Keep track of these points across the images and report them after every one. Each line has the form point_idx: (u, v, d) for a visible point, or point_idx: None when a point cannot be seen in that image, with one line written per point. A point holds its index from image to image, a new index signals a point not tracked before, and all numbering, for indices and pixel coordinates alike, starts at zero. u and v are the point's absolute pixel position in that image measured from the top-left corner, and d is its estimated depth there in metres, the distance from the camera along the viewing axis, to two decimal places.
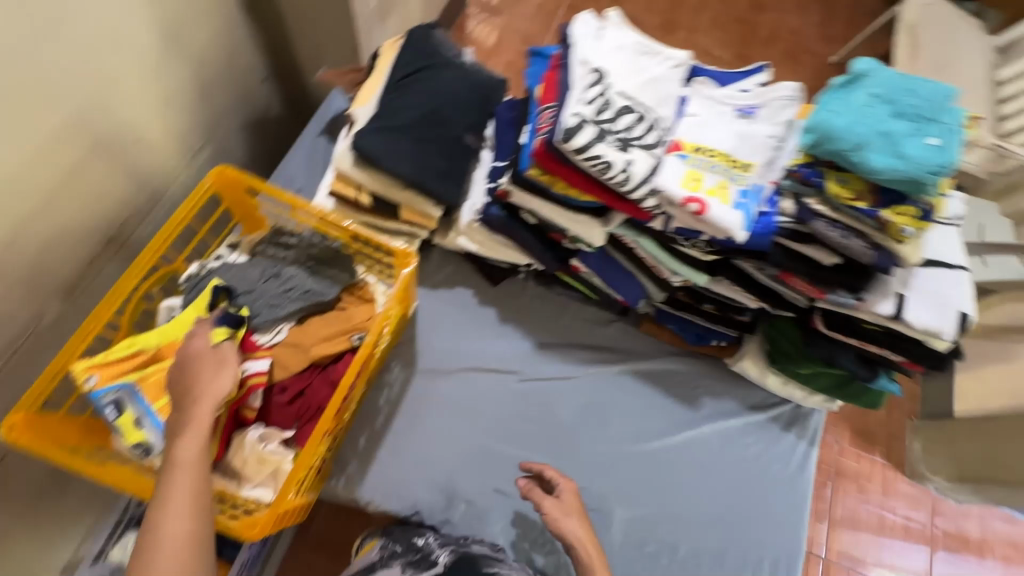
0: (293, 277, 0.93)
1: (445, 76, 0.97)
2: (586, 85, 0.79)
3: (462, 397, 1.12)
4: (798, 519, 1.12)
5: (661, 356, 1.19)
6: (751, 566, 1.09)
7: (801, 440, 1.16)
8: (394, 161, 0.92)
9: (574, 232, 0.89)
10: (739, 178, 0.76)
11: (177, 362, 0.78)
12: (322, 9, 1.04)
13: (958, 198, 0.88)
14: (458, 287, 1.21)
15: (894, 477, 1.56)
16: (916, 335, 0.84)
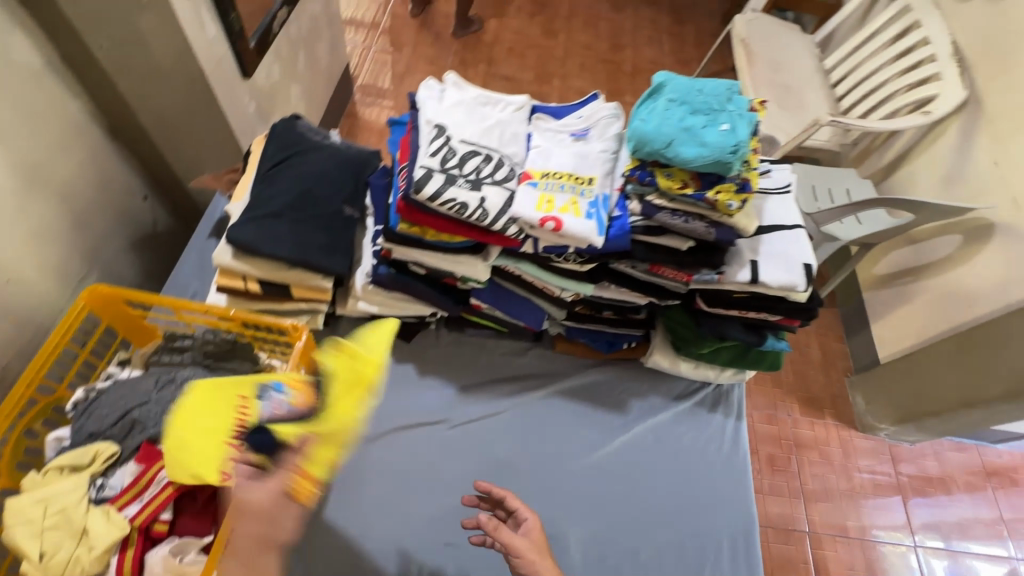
0: (188, 377, 0.93)
1: (313, 159, 1.11)
2: (432, 142, 0.94)
3: (393, 456, 1.10)
4: (743, 495, 1.16)
5: (579, 377, 1.25)
6: (712, 555, 1.10)
7: (729, 417, 1.24)
8: (269, 238, 1.01)
9: (461, 271, 1.02)
10: (587, 192, 0.93)
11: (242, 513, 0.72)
12: (195, 113, 1.19)
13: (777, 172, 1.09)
14: None
15: (851, 435, 1.90)
16: (776, 292, 0.98)
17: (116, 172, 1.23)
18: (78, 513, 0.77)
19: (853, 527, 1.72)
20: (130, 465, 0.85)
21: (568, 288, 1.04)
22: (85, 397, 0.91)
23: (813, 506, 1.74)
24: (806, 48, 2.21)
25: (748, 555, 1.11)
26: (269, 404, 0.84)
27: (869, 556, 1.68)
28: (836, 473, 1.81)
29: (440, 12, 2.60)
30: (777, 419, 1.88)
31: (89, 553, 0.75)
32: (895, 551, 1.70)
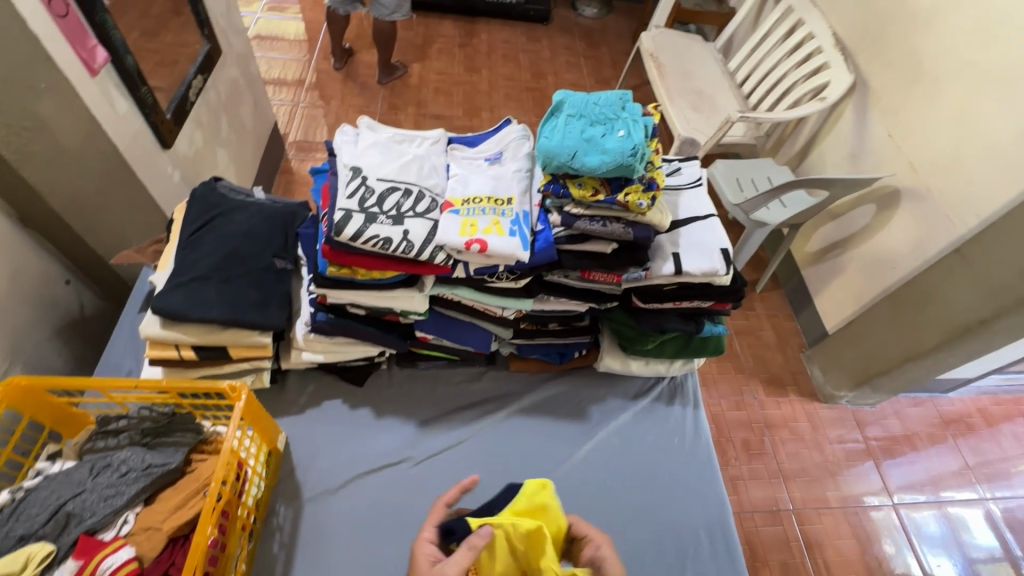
0: (125, 459, 0.88)
1: (237, 218, 1.11)
2: (350, 184, 0.97)
3: (361, 504, 1.08)
4: (712, 481, 1.19)
5: (537, 393, 1.26)
6: (692, 546, 1.11)
7: (687, 407, 1.28)
8: (198, 301, 0.99)
9: (400, 305, 1.03)
10: (507, 212, 0.97)
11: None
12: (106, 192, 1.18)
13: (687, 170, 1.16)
14: (326, 402, 1.19)
15: (815, 408, 1.97)
16: (701, 280, 1.03)
17: (30, 259, 1.19)
18: None
19: (834, 498, 1.77)
20: (68, 563, 0.79)
21: (508, 306, 1.07)
22: (12, 499, 0.85)
23: (792, 483, 1.77)
24: (709, 55, 2.37)
25: (726, 542, 1.12)
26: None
27: (853, 523, 1.72)
28: (809, 447, 1.86)
29: (363, 62, 2.66)
30: (745, 404, 1.93)
31: None
32: (877, 514, 1.75)
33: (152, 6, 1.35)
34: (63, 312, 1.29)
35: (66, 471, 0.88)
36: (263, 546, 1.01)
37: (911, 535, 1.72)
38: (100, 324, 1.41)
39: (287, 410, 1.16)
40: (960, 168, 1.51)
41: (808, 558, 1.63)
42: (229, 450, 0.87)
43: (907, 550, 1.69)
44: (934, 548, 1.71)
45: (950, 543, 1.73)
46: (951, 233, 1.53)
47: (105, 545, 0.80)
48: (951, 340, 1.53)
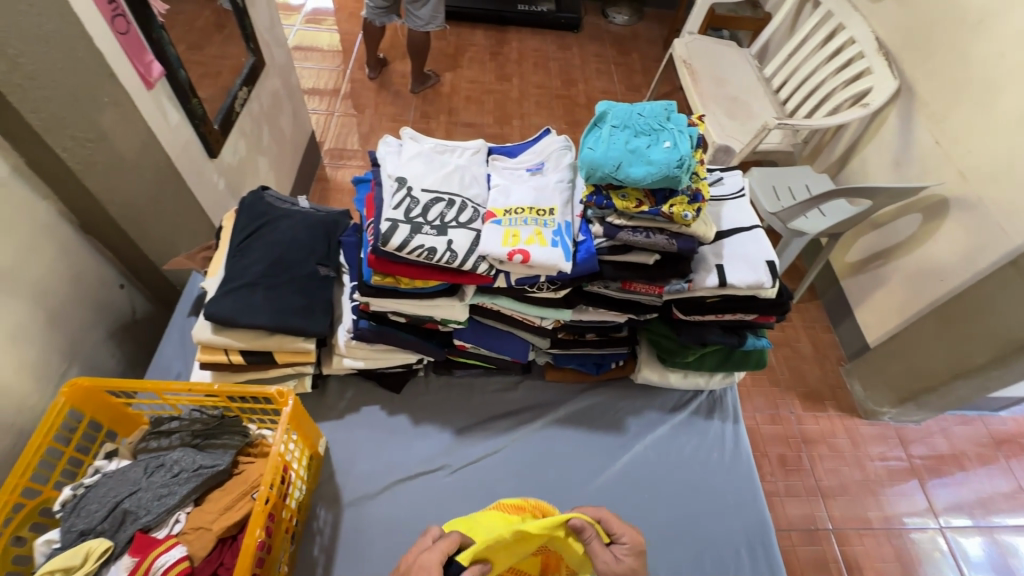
0: (178, 459, 0.92)
1: (283, 226, 1.14)
2: (395, 195, 0.98)
3: (397, 509, 1.09)
4: (752, 497, 1.16)
5: (572, 403, 1.25)
6: (732, 563, 1.08)
7: (726, 421, 1.25)
8: (246, 307, 1.02)
9: (440, 314, 1.04)
10: (549, 222, 0.97)
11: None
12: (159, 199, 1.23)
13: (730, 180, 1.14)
14: (364, 408, 1.21)
15: (856, 423, 1.90)
16: (745, 292, 1.01)
17: (89, 264, 1.25)
18: None
19: (876, 518, 1.70)
20: (125, 559, 0.82)
21: (547, 316, 1.06)
22: (74, 495, 0.88)
23: (831, 502, 1.71)
24: (744, 62, 2.33)
25: (768, 561, 1.09)
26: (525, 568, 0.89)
27: (897, 545, 1.65)
28: (849, 464, 1.80)
29: (397, 71, 2.72)
30: (782, 419, 1.88)
31: None
32: (923, 537, 1.67)
33: (198, 19, 1.39)
34: (117, 315, 1.34)
35: (123, 469, 0.91)
36: (304, 549, 1.03)
37: (959, 560, 1.64)
38: (150, 327, 1.47)
39: (326, 414, 1.18)
40: (1015, 175, 1.45)
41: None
42: (276, 453, 0.90)
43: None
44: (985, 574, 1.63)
45: (1003, 570, 1.64)
46: (1007, 244, 1.46)
47: (160, 542, 0.83)
48: (1005, 356, 1.46)
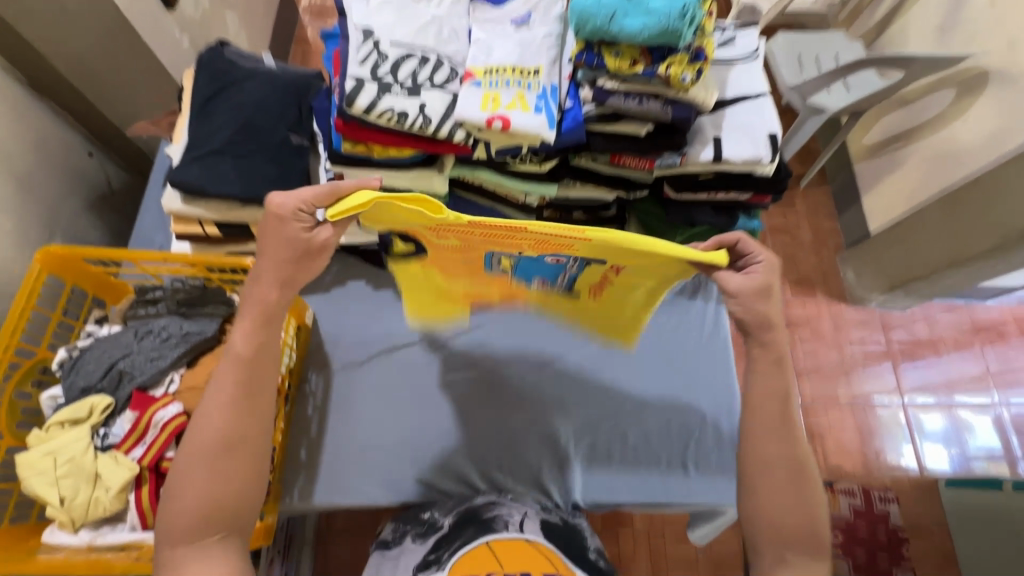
0: (165, 326, 0.94)
1: (248, 87, 1.04)
2: (360, 48, 0.88)
3: (385, 376, 1.14)
4: (726, 370, 1.20)
5: None
6: (697, 428, 1.14)
7: (709, 302, 1.27)
8: (215, 177, 0.98)
9: (419, 188, 0.99)
10: (533, 85, 0.88)
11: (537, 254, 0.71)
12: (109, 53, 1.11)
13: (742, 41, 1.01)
14: (351, 282, 1.22)
15: (842, 308, 1.93)
16: (740, 169, 0.95)
17: (49, 128, 1.17)
18: (87, 461, 0.84)
19: (843, 395, 1.82)
20: (127, 414, 0.89)
21: (531, 192, 1.01)
22: (69, 356, 0.92)
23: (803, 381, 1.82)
24: None
25: (731, 431, 1.14)
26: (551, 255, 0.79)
27: (858, 417, 1.79)
28: (828, 346, 1.87)
29: None
30: None
31: (107, 494, 0.84)
32: (885, 410, 1.80)
33: None
34: (92, 185, 1.30)
35: (115, 334, 0.95)
36: (299, 409, 1.10)
37: (914, 432, 1.78)
38: (131, 198, 1.44)
39: (313, 288, 1.20)
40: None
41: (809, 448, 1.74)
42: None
43: (906, 443, 1.77)
44: (933, 443, 1.78)
45: (952, 440, 1.79)
46: None
47: (157, 400, 0.90)
48: (1005, 245, 1.42)
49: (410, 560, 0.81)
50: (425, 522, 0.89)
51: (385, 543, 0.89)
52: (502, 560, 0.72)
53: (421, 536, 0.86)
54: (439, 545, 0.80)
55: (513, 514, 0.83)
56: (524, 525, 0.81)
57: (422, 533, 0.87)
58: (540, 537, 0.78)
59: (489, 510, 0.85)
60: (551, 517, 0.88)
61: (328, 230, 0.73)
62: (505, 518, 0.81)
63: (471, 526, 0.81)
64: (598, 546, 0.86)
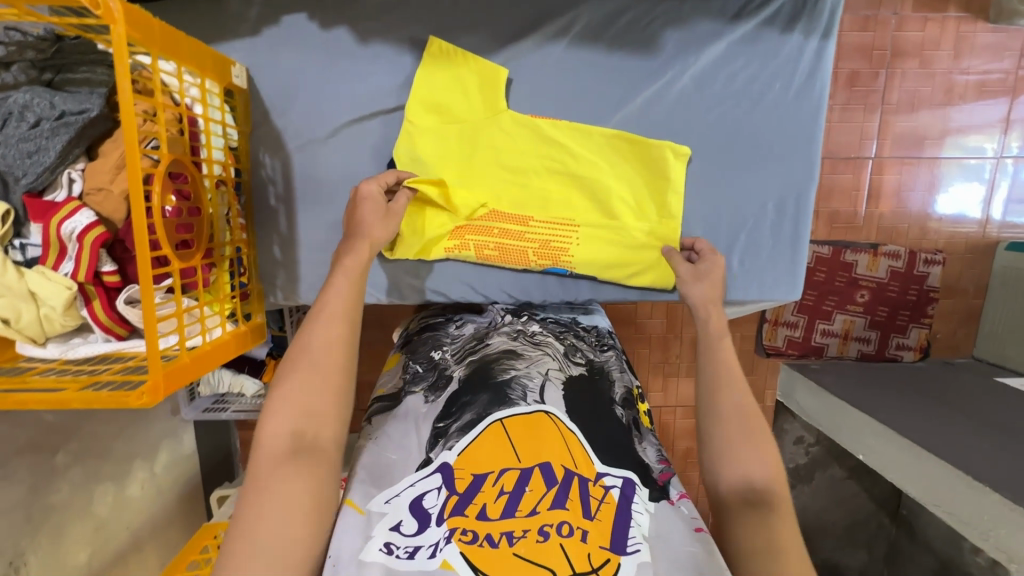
0: (29, 105, 0.68)
1: None
2: None
3: (356, 155, 0.89)
4: (811, 138, 0.89)
5: (591, 7, 0.85)
6: (752, 217, 0.92)
7: (811, 37, 0.86)
8: None
9: None
10: None
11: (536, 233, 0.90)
12: None
13: None
14: (286, 19, 0.84)
15: (975, 28, 1.49)
16: None
17: None
18: (12, 281, 0.70)
19: (929, 146, 1.55)
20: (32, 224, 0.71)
21: None
22: None
23: (888, 128, 1.53)
24: None
25: (794, 220, 0.92)
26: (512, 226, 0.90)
27: (936, 173, 1.56)
28: (933, 85, 1.51)
29: None
30: (877, 23, 1.47)
31: (55, 311, 0.72)
32: (972, 146, 1.55)
33: None
34: None
35: None
36: (259, 198, 0.90)
37: (994, 188, 1.58)
38: None
39: (236, 31, 0.84)
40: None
41: (864, 206, 1.58)
42: (131, 94, 0.60)
43: (980, 185, 1.57)
44: (1013, 197, 1.59)
45: None
46: None
47: (61, 206, 0.70)
48: None
49: (418, 421, 0.73)
50: (431, 367, 0.81)
51: (387, 392, 0.81)
52: (519, 451, 0.66)
53: (433, 390, 0.76)
54: (452, 409, 0.72)
55: (532, 378, 0.75)
56: (543, 394, 0.73)
57: (433, 385, 0.77)
58: (560, 410, 0.71)
59: (500, 369, 0.76)
60: (575, 359, 0.83)
61: (405, 197, 0.82)
62: (522, 386, 0.73)
63: (486, 391, 0.73)
64: (627, 385, 0.82)
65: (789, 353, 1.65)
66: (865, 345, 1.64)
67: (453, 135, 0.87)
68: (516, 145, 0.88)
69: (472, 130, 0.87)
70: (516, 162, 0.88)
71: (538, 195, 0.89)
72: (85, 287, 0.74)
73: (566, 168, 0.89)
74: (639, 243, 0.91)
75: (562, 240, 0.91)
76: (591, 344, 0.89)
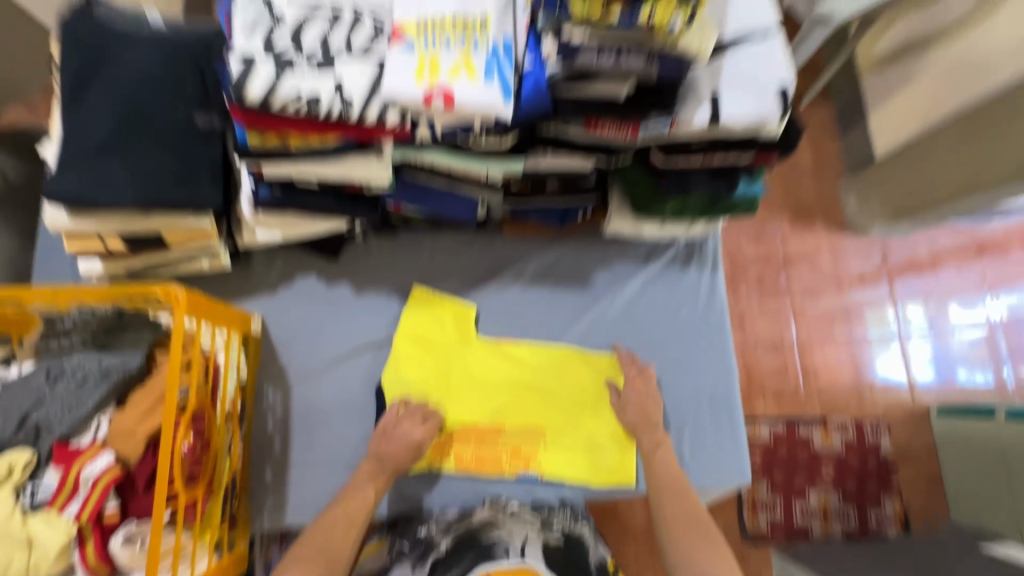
0: (79, 366, 0.82)
1: (127, 61, 0.83)
2: (245, 10, 0.68)
3: (347, 383, 1.03)
4: (723, 342, 1.10)
5: (538, 258, 1.11)
6: (691, 411, 1.08)
7: (704, 269, 1.13)
8: (102, 182, 0.79)
9: (357, 178, 0.81)
10: (479, 44, 0.69)
11: (510, 442, 1.03)
12: None
13: None
14: (300, 278, 1.07)
15: (840, 239, 1.80)
16: (743, 134, 0.78)
17: None
18: (15, 527, 0.74)
19: (840, 333, 1.76)
20: (52, 469, 0.78)
21: (494, 170, 0.84)
22: None
23: (802, 319, 1.77)
24: None
25: (728, 410, 1.08)
26: (488, 435, 1.03)
27: (855, 352, 1.75)
28: (825, 281, 1.78)
29: None
30: (766, 238, 1.80)
31: (47, 558, 0.74)
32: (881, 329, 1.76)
33: None
34: None
35: (24, 377, 0.83)
36: (258, 425, 1.01)
37: (908, 362, 1.74)
38: None
39: (257, 289, 1.06)
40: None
41: (801, 383, 1.74)
42: (177, 354, 0.76)
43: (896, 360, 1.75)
44: (929, 368, 1.74)
45: (952, 365, 1.74)
46: None
47: (84, 452, 0.79)
48: None
49: None
50: (417, 543, 0.95)
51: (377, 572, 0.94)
52: None
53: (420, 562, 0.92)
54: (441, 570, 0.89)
55: (512, 539, 0.91)
56: (522, 550, 0.90)
57: (420, 556, 0.93)
58: (540, 564, 0.89)
59: (485, 533, 0.92)
60: (551, 529, 0.95)
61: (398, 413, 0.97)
62: (504, 544, 0.91)
63: (471, 550, 0.90)
64: (601, 557, 0.96)
65: (774, 537, 1.66)
66: (846, 522, 1.67)
67: (432, 360, 1.05)
68: (487, 366, 1.05)
69: (447, 355, 1.05)
70: (486, 379, 1.05)
71: (505, 405, 1.04)
72: (79, 528, 0.76)
73: (528, 381, 1.05)
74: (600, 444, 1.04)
75: (531, 443, 1.03)
76: (567, 516, 1.00)
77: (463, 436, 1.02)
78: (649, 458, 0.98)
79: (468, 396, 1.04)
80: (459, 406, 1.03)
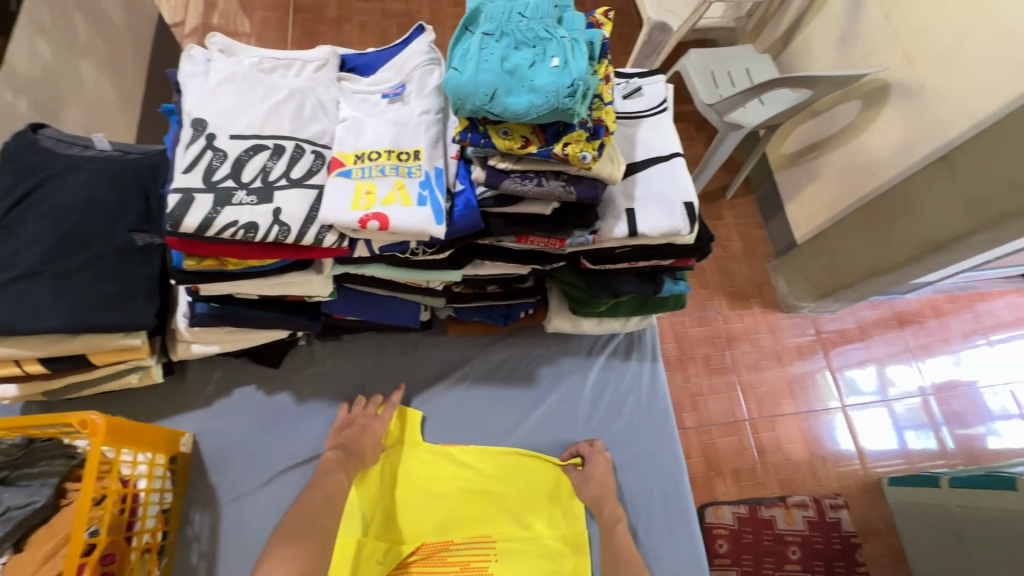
0: None
1: (72, 188, 0.85)
2: (188, 148, 0.73)
3: (283, 503, 0.97)
4: (670, 433, 1.12)
5: (483, 358, 1.13)
6: (644, 509, 1.07)
7: (644, 361, 1.17)
8: (28, 308, 0.77)
9: (297, 291, 0.83)
10: (413, 171, 0.75)
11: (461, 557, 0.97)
12: None
13: (631, 100, 0.95)
14: (237, 391, 1.04)
15: (776, 317, 1.80)
16: (659, 241, 0.86)
17: None
18: None
19: (788, 406, 1.69)
20: None
21: (433, 279, 0.88)
22: None
23: (750, 395, 1.70)
24: None
25: (680, 505, 1.08)
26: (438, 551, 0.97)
27: (805, 427, 1.67)
28: (768, 358, 1.74)
29: None
30: (709, 320, 1.77)
31: None
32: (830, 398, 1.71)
33: None
34: None
35: None
36: (181, 559, 0.92)
37: (855, 434, 1.67)
38: None
39: (190, 404, 1.01)
40: (965, 50, 1.17)
41: (757, 460, 1.62)
42: (88, 487, 0.71)
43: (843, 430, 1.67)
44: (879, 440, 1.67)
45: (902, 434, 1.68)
46: (939, 136, 1.23)
47: None
48: (920, 256, 1.29)
49: None
50: None
51: None
52: None
53: None
54: None
55: None
56: None
57: None
58: None
59: None
60: None
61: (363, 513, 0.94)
62: None
63: None
64: None
65: None
66: None
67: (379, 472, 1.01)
68: (436, 474, 1.02)
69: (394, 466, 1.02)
70: (436, 489, 1.01)
71: (455, 516, 1.00)
72: None
73: (479, 488, 1.02)
74: (552, 550, 0.99)
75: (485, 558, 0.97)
76: None
77: (412, 554, 0.97)
78: (610, 530, 0.97)
79: (417, 509, 0.99)
80: (408, 519, 0.98)
